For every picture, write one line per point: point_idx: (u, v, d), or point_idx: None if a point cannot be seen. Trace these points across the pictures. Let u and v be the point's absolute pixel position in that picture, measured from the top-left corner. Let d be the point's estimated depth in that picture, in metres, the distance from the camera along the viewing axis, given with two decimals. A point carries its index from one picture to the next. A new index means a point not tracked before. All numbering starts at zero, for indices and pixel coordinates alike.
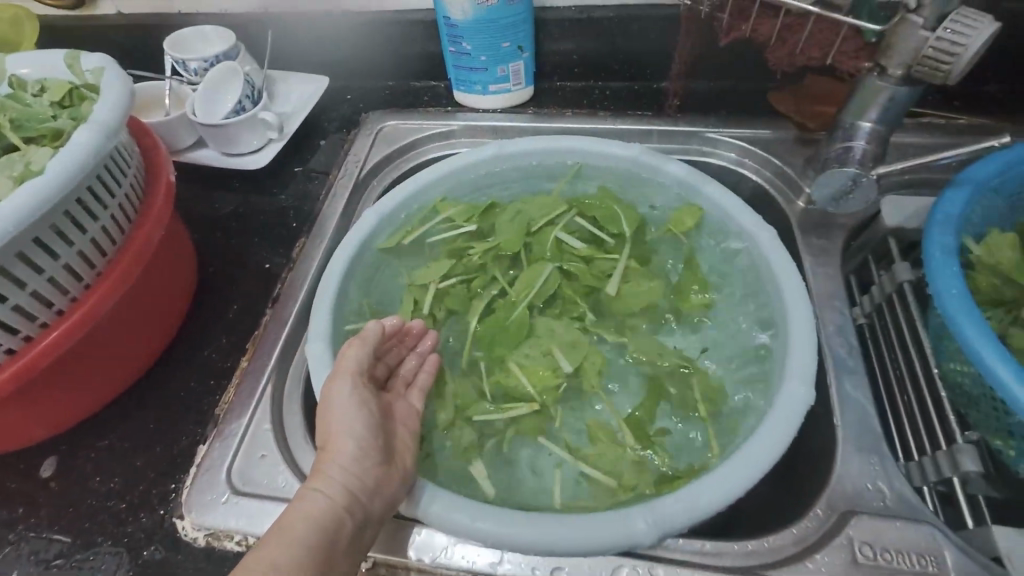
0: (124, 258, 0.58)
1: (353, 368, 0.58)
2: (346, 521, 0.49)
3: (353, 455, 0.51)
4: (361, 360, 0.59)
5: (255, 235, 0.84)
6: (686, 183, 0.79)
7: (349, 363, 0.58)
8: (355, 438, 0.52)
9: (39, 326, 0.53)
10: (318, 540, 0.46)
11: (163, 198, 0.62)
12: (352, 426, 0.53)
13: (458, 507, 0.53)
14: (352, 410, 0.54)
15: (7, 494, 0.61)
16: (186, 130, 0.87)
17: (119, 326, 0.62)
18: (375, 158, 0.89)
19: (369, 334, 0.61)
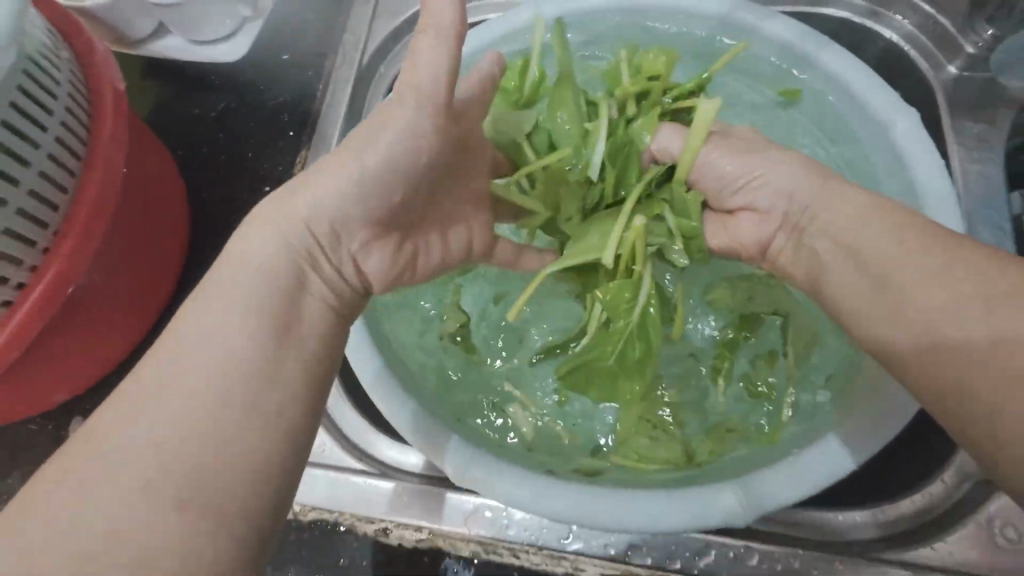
0: (82, 205, 0.48)
1: (243, 270, 0.38)
2: (230, 411, 0.34)
3: (218, 392, 0.35)
4: (268, 249, 0.39)
5: (249, 149, 0.69)
6: (791, 49, 0.59)
7: (236, 268, 0.38)
8: (232, 351, 0.36)
9: (16, 288, 0.46)
10: (209, 439, 0.33)
11: (111, 119, 0.49)
12: (210, 344, 0.35)
13: (493, 471, 0.47)
14: (229, 360, 0.35)
15: (42, 455, 0.59)
16: (138, 13, 0.67)
17: (108, 279, 0.55)
18: (380, 36, 0.70)
19: (288, 228, 0.40)
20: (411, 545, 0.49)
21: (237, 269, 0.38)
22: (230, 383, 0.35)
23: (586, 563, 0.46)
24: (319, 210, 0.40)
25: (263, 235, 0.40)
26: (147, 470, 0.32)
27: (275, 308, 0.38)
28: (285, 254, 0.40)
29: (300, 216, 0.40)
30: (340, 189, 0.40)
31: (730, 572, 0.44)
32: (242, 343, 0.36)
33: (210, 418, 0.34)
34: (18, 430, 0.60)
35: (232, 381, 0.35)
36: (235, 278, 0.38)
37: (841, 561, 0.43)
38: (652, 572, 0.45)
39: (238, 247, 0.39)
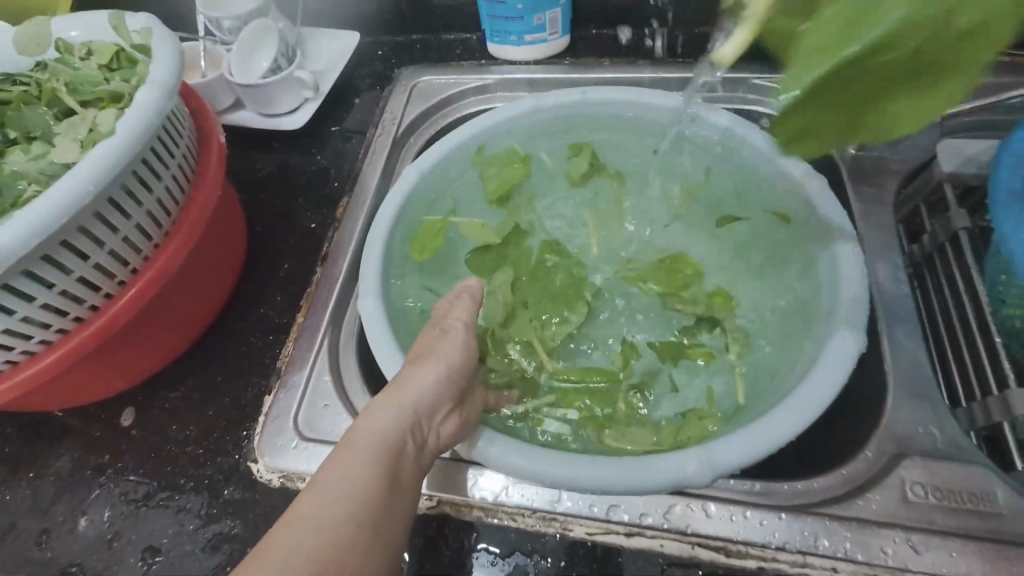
0: (190, 213, 0.60)
1: (368, 440, 0.44)
2: (373, 499, 0.42)
3: (371, 474, 0.43)
4: (384, 433, 0.45)
5: (299, 196, 0.84)
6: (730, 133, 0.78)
7: (360, 440, 0.44)
8: (378, 446, 0.44)
9: (129, 271, 0.56)
10: (355, 517, 0.40)
11: (217, 160, 0.64)
12: (358, 464, 0.43)
13: (495, 440, 0.55)
14: (372, 454, 0.44)
15: (92, 441, 0.66)
16: (225, 91, 0.87)
17: (187, 282, 0.65)
18: (412, 115, 0.89)
19: (400, 406, 0.47)
20: (422, 512, 0.56)
21: (359, 441, 0.44)
22: (371, 479, 0.42)
23: (573, 523, 0.54)
24: (428, 397, 0.48)
25: (379, 425, 0.45)
26: (307, 538, 0.37)
27: (399, 482, 0.44)
28: (432, 387, 0.49)
29: (422, 402, 0.48)
30: (435, 382, 0.49)
31: (694, 526, 0.52)
32: (384, 439, 0.45)
33: (370, 496, 0.41)
34: (74, 419, 0.67)
35: (376, 474, 0.43)
36: (374, 429, 0.45)
37: (786, 514, 0.51)
38: (629, 527, 0.53)
39: (355, 436, 0.45)
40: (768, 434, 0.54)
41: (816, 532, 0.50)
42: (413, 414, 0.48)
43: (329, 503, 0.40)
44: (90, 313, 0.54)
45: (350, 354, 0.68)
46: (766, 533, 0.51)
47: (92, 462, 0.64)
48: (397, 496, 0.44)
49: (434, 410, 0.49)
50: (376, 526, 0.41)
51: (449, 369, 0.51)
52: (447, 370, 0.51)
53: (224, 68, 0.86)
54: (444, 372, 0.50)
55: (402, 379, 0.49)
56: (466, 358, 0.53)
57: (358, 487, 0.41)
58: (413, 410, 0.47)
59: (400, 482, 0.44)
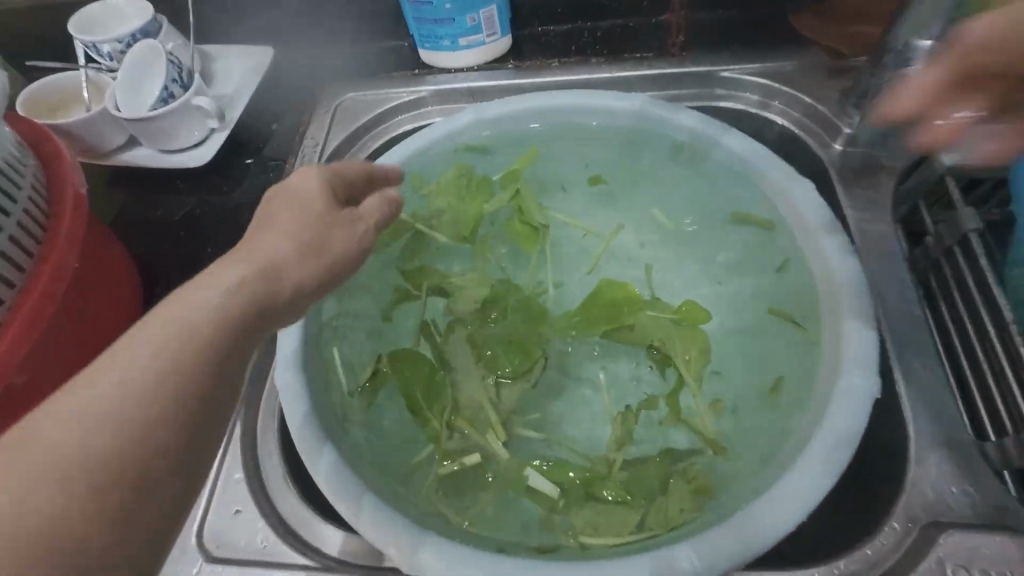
0: (39, 282, 0.49)
1: (75, 427, 0.27)
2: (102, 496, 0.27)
3: (123, 428, 0.28)
4: (143, 383, 0.29)
5: (209, 245, 0.72)
6: (701, 137, 0.67)
7: (116, 367, 0.29)
8: (103, 416, 0.28)
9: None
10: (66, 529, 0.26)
11: (70, 220, 0.52)
12: (111, 399, 0.28)
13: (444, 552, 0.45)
14: (88, 439, 0.27)
15: None
16: (113, 128, 0.74)
17: (51, 370, 0.53)
18: (337, 139, 0.77)
19: (174, 360, 0.30)
20: None
21: (66, 430, 0.27)
22: (95, 464, 0.27)
23: None
24: (268, 268, 0.37)
25: (162, 341, 0.30)
26: None
27: (170, 433, 0.30)
28: (209, 330, 0.32)
29: (258, 295, 0.35)
30: (211, 311, 0.33)
31: None
32: (109, 407, 0.28)
33: (113, 466, 0.27)
34: None
35: (107, 464, 0.27)
36: (89, 399, 0.28)
37: None
38: None
39: (113, 364, 0.29)
40: (775, 512, 0.44)
41: None
42: (172, 366, 0.30)
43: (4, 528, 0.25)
44: None
45: (269, 437, 0.57)
46: None
47: None
48: (151, 473, 0.29)
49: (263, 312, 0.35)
50: (140, 473, 0.28)
51: (305, 240, 0.40)
52: (243, 291, 0.34)
53: (108, 101, 0.73)
54: (319, 240, 0.41)
55: (269, 220, 0.40)
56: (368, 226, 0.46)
57: (58, 497, 0.26)
58: (277, 270, 0.37)
59: (169, 440, 0.29)
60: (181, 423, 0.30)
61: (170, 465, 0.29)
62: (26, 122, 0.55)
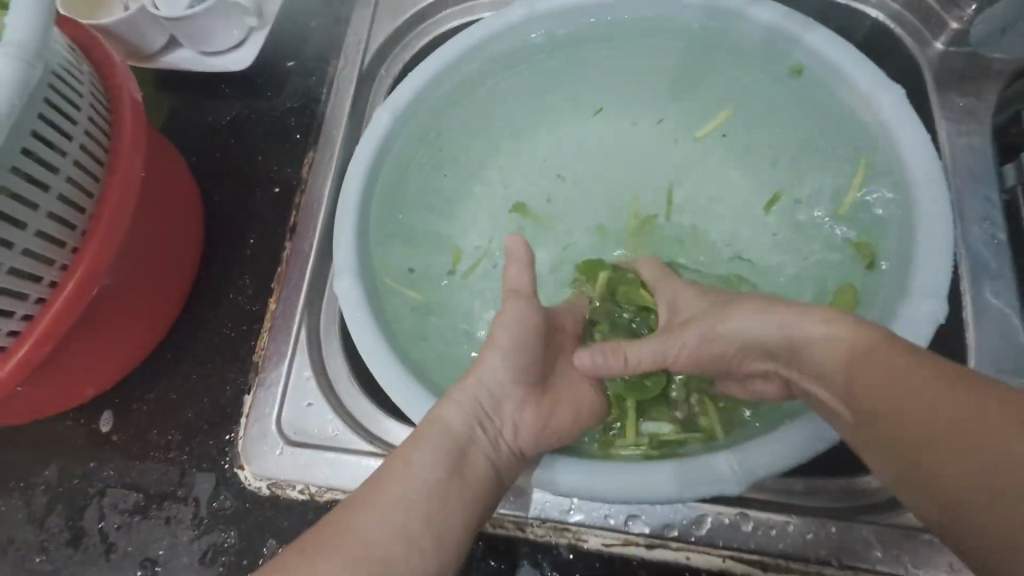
0: (107, 203, 0.51)
1: (418, 467, 0.40)
2: (434, 515, 0.39)
3: (398, 520, 0.37)
4: (444, 451, 0.42)
5: (259, 152, 0.72)
6: (779, 33, 0.61)
7: (418, 456, 0.41)
8: (430, 474, 0.40)
9: (48, 285, 0.49)
10: (417, 533, 0.38)
11: (131, 129, 0.53)
12: (409, 500, 0.39)
13: None
14: (427, 486, 0.40)
15: (75, 449, 0.62)
16: (153, 28, 0.71)
17: (131, 280, 0.57)
18: (380, 38, 0.73)
19: (451, 444, 0.43)
20: None
21: (407, 477, 0.40)
22: (428, 497, 0.39)
23: (588, 534, 0.48)
24: (493, 403, 0.46)
25: (430, 473, 0.40)
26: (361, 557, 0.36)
27: (453, 490, 0.40)
28: (458, 455, 0.42)
29: (482, 418, 0.45)
30: (450, 432, 0.43)
31: (728, 538, 0.45)
32: (435, 462, 0.41)
33: (440, 490, 0.40)
34: (51, 427, 0.63)
35: (442, 481, 0.40)
36: (412, 473, 0.40)
37: (834, 526, 0.44)
38: (652, 539, 0.46)
39: (413, 454, 0.41)
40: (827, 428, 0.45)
41: (864, 544, 0.44)
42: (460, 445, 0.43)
43: (382, 535, 0.37)
44: (13, 340, 0.49)
45: (331, 343, 0.61)
46: (811, 545, 0.44)
47: (78, 470, 0.61)
48: (455, 498, 0.40)
49: (483, 460, 0.43)
50: (451, 511, 0.39)
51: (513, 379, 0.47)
52: (508, 366, 0.46)
53: None
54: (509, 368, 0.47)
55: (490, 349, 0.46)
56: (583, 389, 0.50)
57: (412, 504, 0.39)
58: (495, 405, 0.46)
59: (465, 485, 0.41)
60: (465, 486, 0.41)
61: (470, 519, 0.40)
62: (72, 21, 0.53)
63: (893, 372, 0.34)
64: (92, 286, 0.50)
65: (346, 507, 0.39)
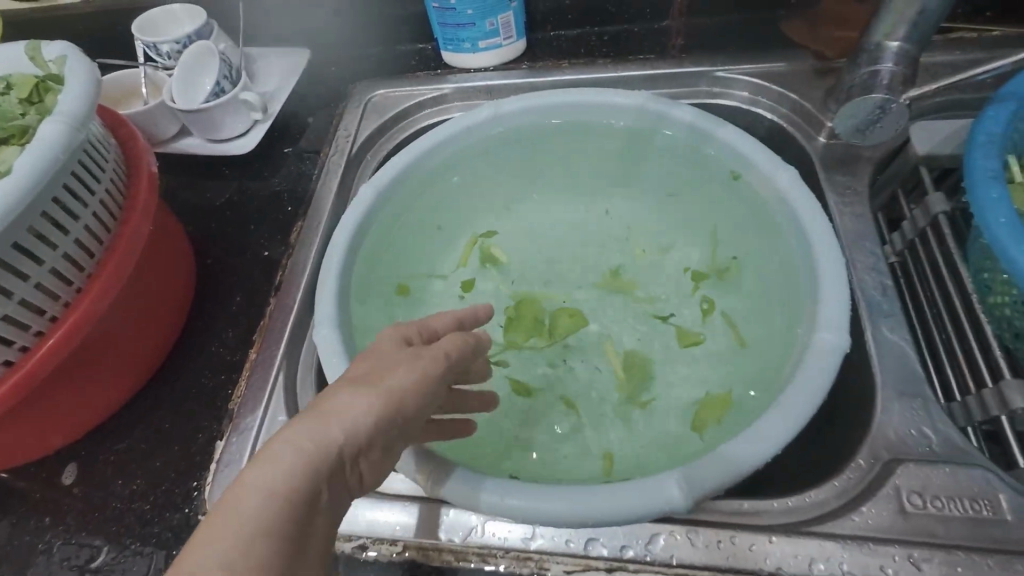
0: (116, 249, 0.55)
1: (251, 523, 0.30)
2: None
3: None
4: (284, 511, 0.31)
5: (252, 223, 0.79)
6: (696, 129, 0.74)
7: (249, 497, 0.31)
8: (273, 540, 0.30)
9: (48, 320, 0.52)
10: None
11: (145, 192, 0.59)
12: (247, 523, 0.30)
13: (460, 478, 0.51)
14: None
15: (31, 504, 0.61)
16: (167, 119, 0.82)
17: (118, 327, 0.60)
18: (367, 130, 0.84)
19: (309, 501, 0.33)
20: (388, 559, 0.52)
21: (228, 532, 0.29)
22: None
23: (549, 562, 0.49)
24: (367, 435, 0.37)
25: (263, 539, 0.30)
26: None
27: None
28: (308, 499, 0.33)
29: (322, 469, 0.35)
30: (301, 476, 0.33)
31: (680, 556, 0.48)
32: (262, 527, 0.30)
33: None
34: (11, 482, 0.62)
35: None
36: (247, 526, 0.30)
37: (776, 537, 0.47)
38: (610, 563, 0.48)
39: (241, 495, 0.31)
40: (762, 444, 0.50)
41: (805, 556, 0.46)
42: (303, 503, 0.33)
43: None
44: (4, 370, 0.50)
45: (305, 391, 0.64)
46: (757, 558, 0.47)
47: (29, 527, 0.59)
48: None
49: (334, 499, 0.35)
50: None
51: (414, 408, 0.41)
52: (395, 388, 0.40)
53: (165, 94, 0.81)
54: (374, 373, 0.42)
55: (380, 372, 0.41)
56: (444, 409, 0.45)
57: None
58: (353, 438, 0.37)
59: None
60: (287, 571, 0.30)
61: None
62: (108, 110, 0.64)
63: None
64: (89, 322, 0.53)
65: None
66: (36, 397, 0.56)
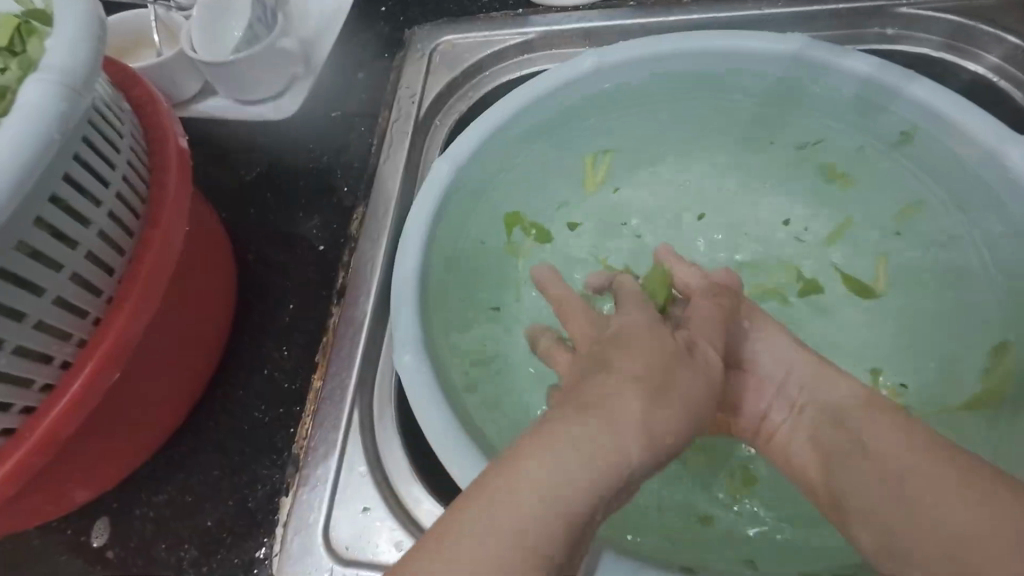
0: (145, 261, 0.40)
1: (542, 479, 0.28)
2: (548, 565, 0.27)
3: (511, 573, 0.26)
4: (584, 468, 0.29)
5: (299, 208, 0.64)
6: (875, 84, 0.56)
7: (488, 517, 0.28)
8: (577, 480, 0.29)
9: (59, 367, 0.38)
10: None
11: (174, 176, 0.43)
12: (519, 529, 0.27)
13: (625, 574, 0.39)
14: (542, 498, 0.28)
15: (55, 571, 0.49)
16: (187, 73, 0.65)
17: (150, 359, 0.47)
18: (436, 88, 0.67)
19: (609, 455, 0.30)
20: None
21: (535, 477, 0.29)
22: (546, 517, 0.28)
23: None
24: (670, 346, 0.35)
25: (552, 484, 0.28)
26: None
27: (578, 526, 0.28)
28: (606, 449, 0.30)
29: (603, 426, 0.30)
30: (574, 442, 0.30)
31: None
32: (563, 474, 0.29)
33: (562, 529, 0.28)
34: (28, 541, 0.50)
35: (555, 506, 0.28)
36: (534, 481, 0.28)
37: None
38: None
39: (531, 466, 0.29)
40: None
41: None
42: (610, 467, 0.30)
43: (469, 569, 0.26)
44: (5, 441, 0.37)
45: (387, 431, 0.50)
46: None
47: None
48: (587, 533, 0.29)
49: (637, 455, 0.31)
50: None
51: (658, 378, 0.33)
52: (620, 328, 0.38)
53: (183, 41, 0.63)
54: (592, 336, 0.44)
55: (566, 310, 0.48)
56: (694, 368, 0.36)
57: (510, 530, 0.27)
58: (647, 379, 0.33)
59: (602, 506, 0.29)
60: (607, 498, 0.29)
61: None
62: (114, 65, 0.47)
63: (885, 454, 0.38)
64: (115, 366, 0.39)
65: (457, 506, 0.29)
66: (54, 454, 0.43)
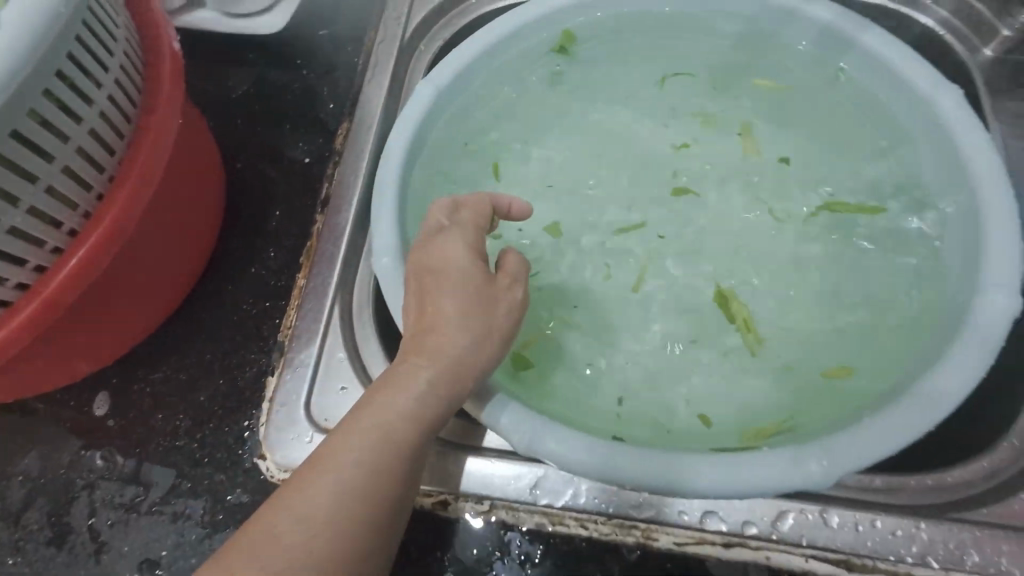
0: (142, 150, 0.44)
1: (400, 407, 0.39)
2: (357, 518, 0.36)
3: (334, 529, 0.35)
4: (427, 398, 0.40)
5: (287, 122, 0.67)
6: (834, 31, 0.59)
7: (353, 442, 0.37)
8: (400, 438, 0.38)
9: (67, 234, 0.42)
10: (316, 552, 0.34)
11: (169, 71, 0.46)
12: (317, 495, 0.36)
13: (562, 437, 0.45)
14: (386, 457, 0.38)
15: (60, 434, 0.54)
16: None
17: (136, 256, 0.50)
18: (421, 12, 0.69)
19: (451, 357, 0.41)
20: (471, 517, 0.47)
21: (384, 403, 0.39)
22: (377, 455, 0.37)
23: (658, 532, 0.45)
24: (477, 240, 0.46)
25: (389, 419, 0.38)
26: (276, 559, 0.34)
27: (393, 493, 0.38)
28: (451, 362, 0.41)
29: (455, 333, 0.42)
30: (421, 390, 0.40)
31: (811, 535, 0.43)
32: (398, 419, 0.39)
33: (383, 483, 0.37)
34: (35, 409, 0.55)
35: (394, 447, 0.38)
36: (390, 400, 0.39)
37: (925, 524, 0.42)
38: (729, 539, 0.44)
39: (379, 404, 0.39)
40: (921, 419, 0.43)
41: (957, 542, 0.42)
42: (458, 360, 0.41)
43: (311, 506, 0.35)
44: (19, 294, 0.41)
45: (365, 323, 0.55)
46: (900, 545, 0.42)
47: (63, 459, 0.54)
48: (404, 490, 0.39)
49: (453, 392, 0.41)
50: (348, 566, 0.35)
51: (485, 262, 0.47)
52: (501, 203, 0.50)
53: None
54: (415, 317, 0.43)
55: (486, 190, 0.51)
56: (509, 320, 0.45)
57: (354, 473, 0.37)
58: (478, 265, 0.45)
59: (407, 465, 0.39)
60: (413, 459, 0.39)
61: (367, 545, 0.36)
62: None
63: (434, 273, 0.44)
64: (118, 239, 0.43)
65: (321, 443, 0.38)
66: (56, 330, 0.47)
